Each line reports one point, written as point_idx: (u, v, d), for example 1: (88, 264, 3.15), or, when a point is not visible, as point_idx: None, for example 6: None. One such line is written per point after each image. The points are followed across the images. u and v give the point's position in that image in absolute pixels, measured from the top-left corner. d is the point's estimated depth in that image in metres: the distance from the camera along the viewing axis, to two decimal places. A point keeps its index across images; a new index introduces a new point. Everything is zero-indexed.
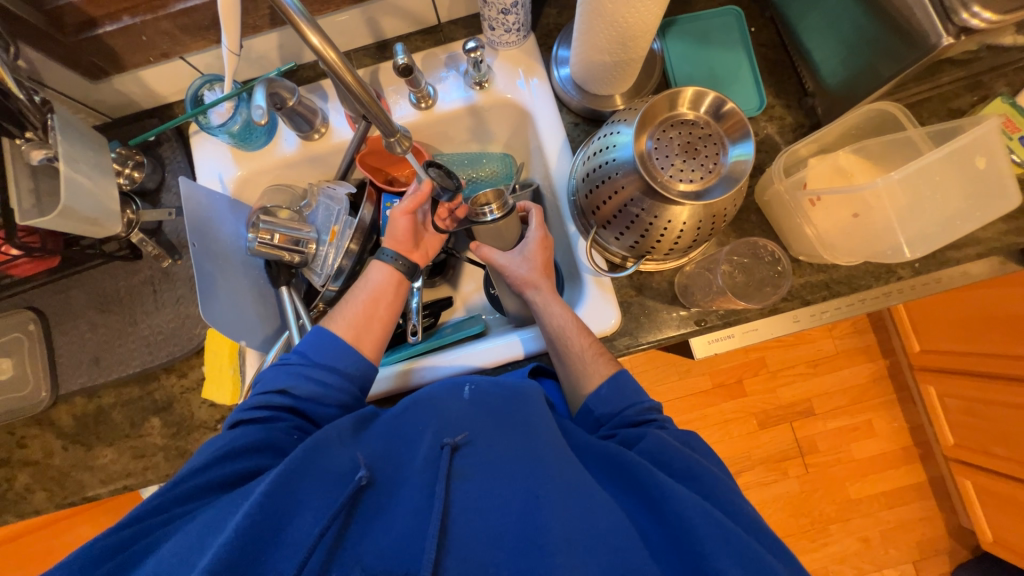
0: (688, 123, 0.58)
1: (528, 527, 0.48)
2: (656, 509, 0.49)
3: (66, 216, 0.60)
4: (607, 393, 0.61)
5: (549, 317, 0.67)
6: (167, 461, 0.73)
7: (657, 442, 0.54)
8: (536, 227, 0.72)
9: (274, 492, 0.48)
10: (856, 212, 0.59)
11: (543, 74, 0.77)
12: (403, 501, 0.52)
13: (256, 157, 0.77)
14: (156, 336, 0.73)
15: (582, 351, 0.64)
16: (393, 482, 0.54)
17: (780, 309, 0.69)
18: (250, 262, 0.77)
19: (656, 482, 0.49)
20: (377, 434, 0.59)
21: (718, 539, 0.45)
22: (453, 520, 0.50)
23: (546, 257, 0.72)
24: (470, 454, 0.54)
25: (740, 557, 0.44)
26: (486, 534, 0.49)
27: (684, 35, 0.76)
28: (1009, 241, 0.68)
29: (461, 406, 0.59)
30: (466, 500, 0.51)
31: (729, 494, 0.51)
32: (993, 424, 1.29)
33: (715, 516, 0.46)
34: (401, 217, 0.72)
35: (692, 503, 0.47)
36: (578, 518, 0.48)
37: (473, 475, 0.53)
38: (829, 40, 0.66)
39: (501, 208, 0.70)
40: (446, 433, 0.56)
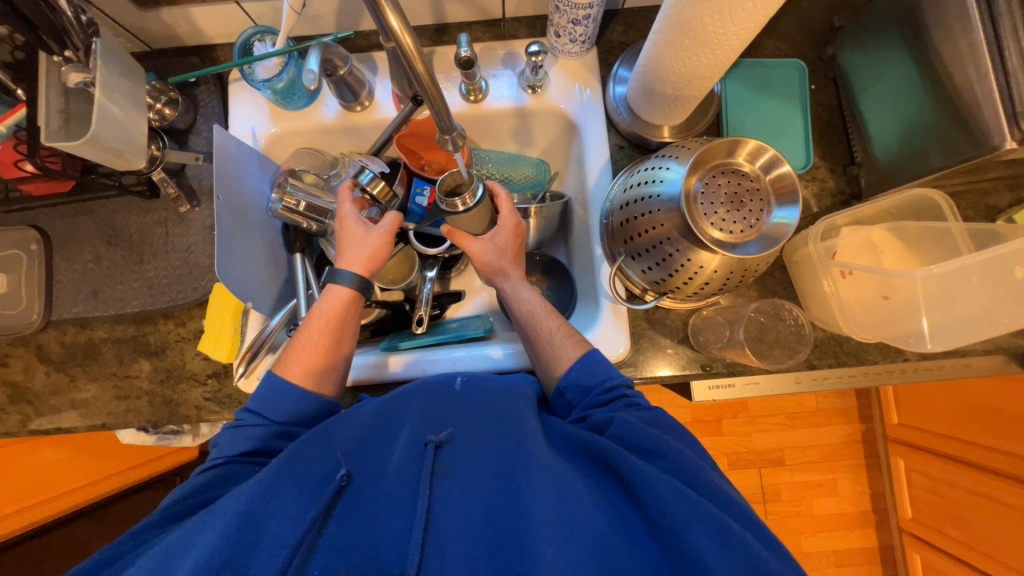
0: (739, 173, 0.58)
1: (510, 518, 0.48)
2: (630, 487, 0.48)
3: (93, 144, 0.58)
4: (577, 374, 0.60)
5: (518, 301, 0.67)
6: (151, 407, 0.72)
7: (629, 424, 0.52)
8: (506, 211, 0.68)
9: (260, 487, 0.48)
10: (885, 294, 0.61)
11: (598, 88, 0.76)
12: (385, 499, 0.51)
13: (294, 118, 0.75)
14: (161, 280, 0.72)
15: (552, 335, 0.64)
16: (373, 476, 0.54)
17: (788, 370, 0.69)
18: (268, 223, 0.75)
19: (627, 464, 0.48)
20: (356, 422, 0.58)
21: (687, 515, 0.43)
22: (437, 520, 0.49)
23: (518, 243, 0.69)
24: (456, 450, 0.54)
25: (709, 528, 0.43)
26: (471, 532, 0.48)
27: (744, 80, 0.75)
28: (1018, 343, 0.69)
29: (452, 401, 0.61)
30: (449, 496, 0.50)
31: (706, 470, 0.50)
32: (954, 506, 1.33)
33: (686, 492, 0.45)
34: (386, 241, 0.66)
35: (661, 480, 0.46)
36: (557, 504, 0.47)
37: (457, 471, 0.53)
38: (888, 115, 0.66)
39: (472, 196, 0.62)
40: (428, 430, 0.56)
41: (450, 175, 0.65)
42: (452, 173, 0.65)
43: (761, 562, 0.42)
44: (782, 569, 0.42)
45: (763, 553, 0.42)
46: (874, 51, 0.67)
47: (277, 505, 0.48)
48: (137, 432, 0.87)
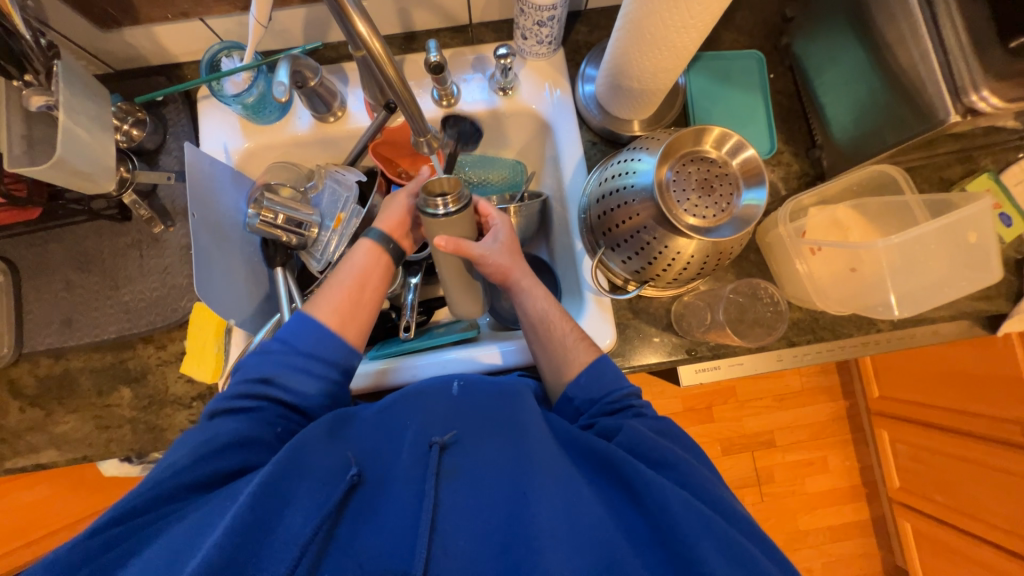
0: (708, 160, 0.60)
1: (517, 523, 0.48)
2: (638, 497, 0.50)
3: (58, 168, 0.56)
4: (587, 380, 0.61)
5: (534, 300, 0.67)
6: (134, 434, 0.70)
7: (641, 433, 0.54)
8: (497, 216, 0.68)
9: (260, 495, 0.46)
10: (853, 267, 0.63)
11: (567, 88, 0.78)
12: (391, 503, 0.51)
13: (267, 132, 0.75)
14: (137, 303, 0.70)
15: (565, 337, 0.64)
16: (377, 479, 0.53)
17: (768, 348, 0.71)
18: (247, 239, 0.75)
19: (641, 475, 0.49)
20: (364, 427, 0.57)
21: (697, 528, 0.45)
22: (443, 524, 0.49)
23: (515, 243, 0.68)
24: (462, 453, 0.54)
25: (718, 541, 0.45)
26: (477, 537, 0.48)
27: (706, 72, 0.78)
28: (980, 307, 0.73)
29: (450, 404, 0.59)
30: (456, 500, 0.50)
31: (711, 484, 0.52)
32: (938, 472, 1.37)
33: (696, 506, 0.47)
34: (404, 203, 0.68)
35: (673, 493, 0.48)
36: (566, 514, 0.48)
37: (463, 474, 0.52)
38: (842, 98, 0.70)
39: (456, 201, 0.57)
40: (433, 432, 0.55)
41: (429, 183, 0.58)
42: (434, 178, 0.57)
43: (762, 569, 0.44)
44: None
45: (763, 561, 0.45)
46: (824, 39, 0.70)
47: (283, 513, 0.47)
48: (120, 464, 0.84)
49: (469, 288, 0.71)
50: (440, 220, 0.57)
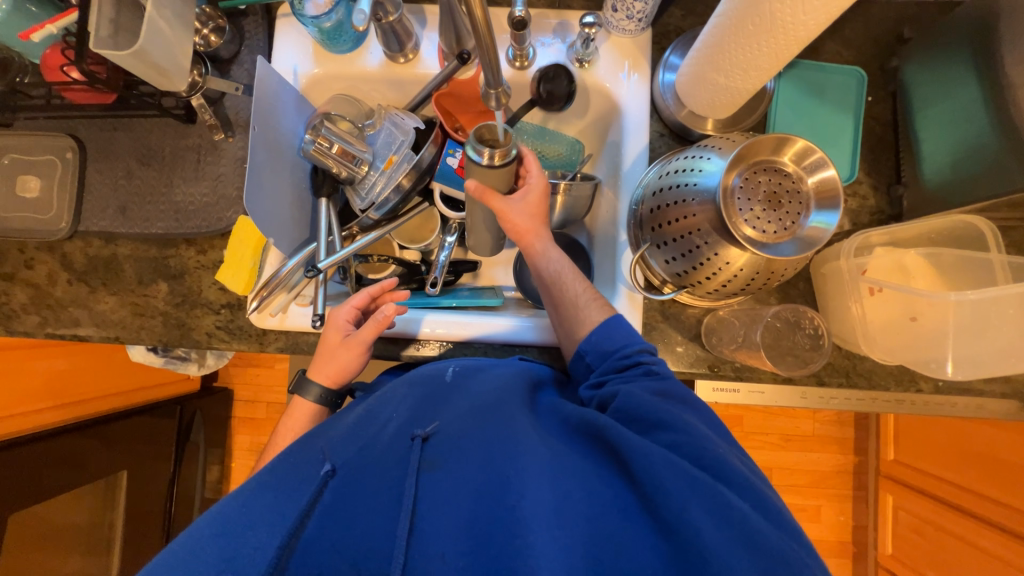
0: (782, 173, 0.56)
1: (497, 507, 0.48)
2: (625, 464, 0.49)
3: (139, 57, 0.58)
4: (598, 338, 0.60)
5: (546, 260, 0.66)
6: (164, 327, 0.73)
7: (635, 397, 0.53)
8: (534, 171, 0.65)
9: (242, 501, 0.52)
10: (913, 316, 0.59)
11: (647, 72, 0.74)
12: (371, 491, 0.52)
13: (338, 62, 0.75)
14: (187, 205, 0.72)
15: (577, 296, 0.64)
16: (357, 464, 0.54)
17: (796, 380, 0.68)
18: (299, 164, 0.75)
19: (625, 441, 0.48)
20: (344, 420, 0.60)
21: (684, 489, 0.45)
22: (422, 514, 0.49)
23: (544, 203, 0.67)
24: (442, 444, 0.54)
25: (706, 503, 0.44)
26: (459, 522, 0.48)
27: (799, 82, 0.72)
28: None
29: (446, 393, 0.61)
30: (435, 491, 0.50)
31: (712, 441, 0.50)
32: (936, 550, 1.32)
33: (682, 467, 0.46)
34: (356, 351, 0.66)
35: (657, 456, 0.47)
36: (548, 492, 0.48)
37: (443, 464, 0.52)
38: (944, 136, 0.64)
39: (501, 155, 0.58)
40: (416, 424, 0.57)
41: (481, 127, 0.58)
42: (487, 125, 0.58)
43: (754, 525, 0.43)
44: (781, 541, 0.44)
45: (752, 516, 0.44)
46: (942, 67, 0.64)
47: (271, 507, 0.51)
48: (147, 352, 0.89)
49: (490, 227, 0.73)
50: (484, 169, 0.58)
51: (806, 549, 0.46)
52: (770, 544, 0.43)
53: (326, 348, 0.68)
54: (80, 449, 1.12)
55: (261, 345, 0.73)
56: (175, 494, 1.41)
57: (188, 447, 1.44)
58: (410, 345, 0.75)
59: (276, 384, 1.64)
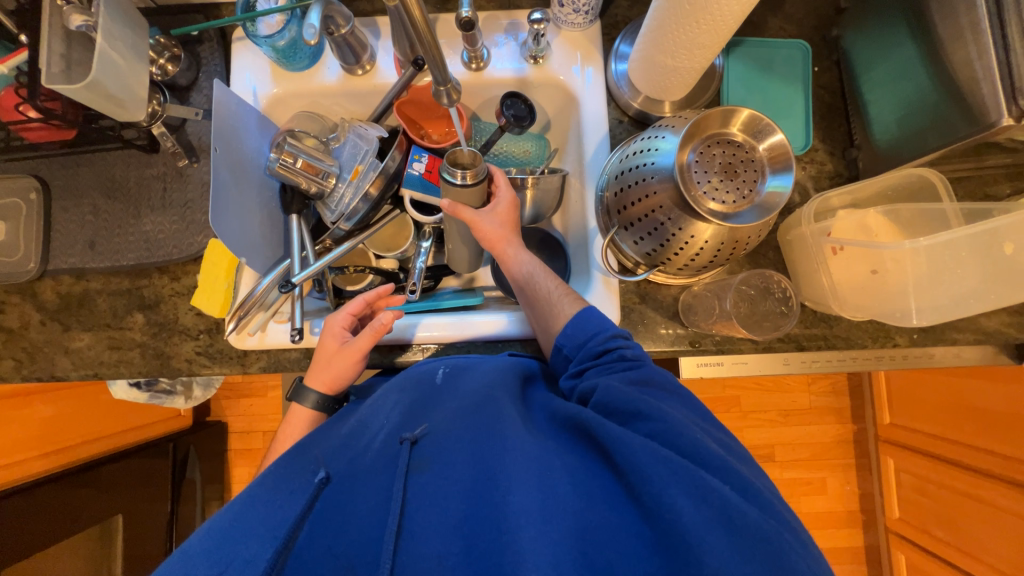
0: (734, 144, 0.58)
1: (484, 506, 0.47)
2: (608, 453, 0.48)
3: (92, 89, 0.58)
4: (572, 330, 0.61)
5: (518, 263, 0.68)
6: (142, 359, 0.72)
7: (612, 389, 0.53)
8: (503, 184, 0.68)
9: (232, 514, 0.49)
10: (874, 269, 0.60)
11: (600, 64, 0.76)
12: (358, 500, 0.50)
13: (296, 79, 0.76)
14: (157, 234, 0.72)
15: (549, 292, 0.65)
16: (347, 475, 0.53)
17: (776, 349, 0.69)
18: (266, 183, 0.75)
19: (606, 430, 0.48)
20: (339, 428, 0.59)
21: (663, 474, 0.44)
22: (410, 517, 0.48)
23: (513, 214, 0.69)
24: (429, 448, 0.53)
25: (685, 486, 0.43)
26: (446, 526, 0.46)
27: (747, 59, 0.75)
28: (1008, 333, 0.69)
29: (435, 392, 0.61)
30: (422, 493, 0.49)
31: (691, 428, 0.49)
32: (940, 507, 1.32)
33: (662, 453, 0.45)
34: (354, 361, 0.66)
35: (636, 443, 0.46)
36: (532, 485, 0.47)
37: (430, 467, 0.51)
38: (888, 96, 0.66)
39: (473, 175, 0.61)
40: (405, 427, 0.56)
41: (454, 152, 0.61)
42: (461, 149, 0.61)
43: (736, 508, 0.42)
44: (762, 520, 0.42)
45: (734, 500, 0.43)
46: (878, 32, 0.67)
47: (262, 518, 0.49)
48: (129, 389, 0.88)
49: (468, 240, 0.74)
50: (456, 189, 0.61)
51: (790, 531, 0.44)
52: (753, 525, 0.42)
53: (326, 352, 0.67)
54: (72, 496, 1.10)
55: (243, 366, 0.72)
56: (174, 534, 1.38)
57: (185, 485, 1.42)
58: (395, 351, 0.75)
59: (270, 412, 1.62)
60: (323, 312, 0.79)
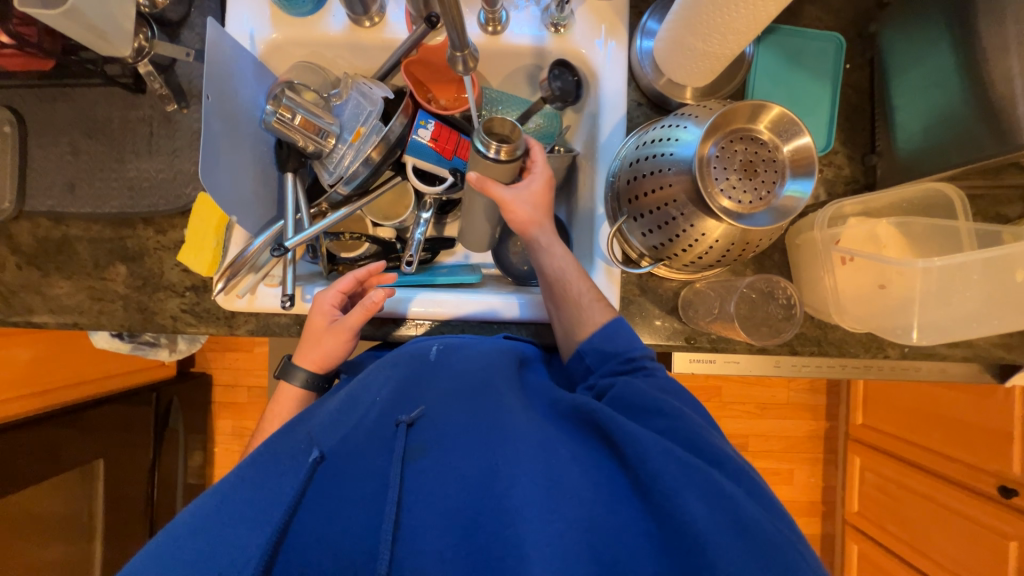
0: (758, 141, 0.55)
1: (487, 498, 0.46)
2: (618, 449, 0.48)
3: (73, 18, 0.53)
4: (600, 339, 0.59)
5: (550, 256, 0.65)
6: (125, 312, 0.70)
7: (630, 388, 0.53)
8: (540, 163, 0.65)
9: (219, 499, 0.48)
10: (882, 284, 0.60)
11: (624, 39, 0.71)
12: (355, 483, 0.49)
13: (297, 25, 0.70)
14: (142, 183, 0.68)
15: (580, 295, 0.63)
16: (342, 453, 0.51)
17: (769, 350, 0.69)
18: (261, 137, 0.71)
19: (618, 425, 0.48)
20: (330, 404, 0.57)
21: (677, 477, 0.44)
22: (410, 506, 0.47)
23: (548, 195, 0.66)
24: (427, 431, 0.52)
25: (700, 490, 0.43)
26: (447, 516, 0.46)
27: (777, 49, 0.71)
28: (997, 353, 0.70)
29: (430, 370, 0.59)
30: (422, 481, 0.48)
31: (700, 428, 0.50)
32: (898, 505, 1.39)
33: (674, 453, 0.45)
34: (344, 339, 0.65)
35: (650, 442, 0.46)
36: (539, 477, 0.47)
37: (429, 451, 0.50)
38: (918, 103, 0.64)
39: (510, 150, 0.59)
40: (400, 409, 0.54)
41: (490, 121, 0.59)
42: (498, 118, 0.59)
43: (747, 511, 0.43)
44: (771, 525, 0.43)
45: (744, 504, 0.44)
46: (918, 34, 0.63)
47: (256, 502, 0.47)
48: (111, 339, 0.85)
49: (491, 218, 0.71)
50: (489, 162, 0.59)
51: (792, 531, 0.45)
52: (763, 531, 0.42)
53: (314, 330, 0.66)
54: (52, 439, 1.09)
55: (230, 327, 0.70)
56: (156, 481, 1.39)
57: (168, 434, 1.42)
58: (388, 324, 0.73)
59: (256, 368, 1.61)
60: (315, 277, 0.77)
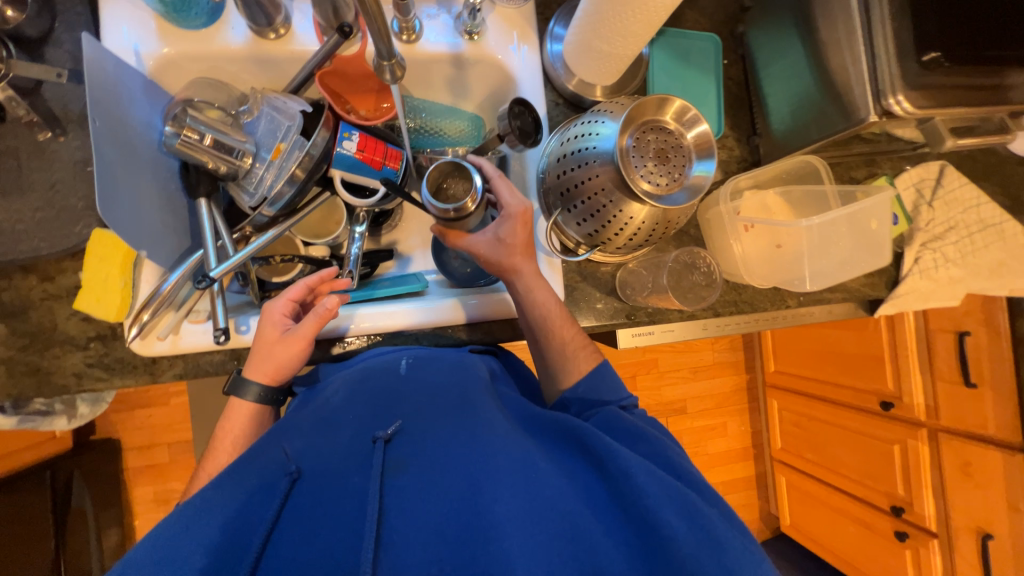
0: (666, 131, 0.62)
1: (471, 514, 0.45)
2: (599, 464, 0.50)
3: None
4: (584, 389, 0.63)
5: (533, 304, 0.64)
6: (11, 377, 0.59)
7: (613, 417, 0.58)
8: (505, 203, 0.63)
9: (182, 521, 0.44)
10: (779, 243, 0.72)
11: (535, 43, 0.75)
12: (332, 501, 0.46)
13: (191, 39, 0.65)
14: (14, 225, 0.59)
15: (565, 344, 0.64)
16: (321, 470, 0.49)
17: (698, 315, 0.77)
18: (162, 161, 0.65)
19: (603, 442, 0.50)
20: (305, 421, 0.54)
21: (660, 496, 0.46)
22: (390, 523, 0.44)
23: (525, 236, 0.64)
24: (405, 446, 0.51)
25: (678, 507, 0.46)
26: (429, 532, 0.44)
27: (668, 48, 0.80)
28: (864, 291, 0.85)
29: (401, 382, 0.58)
30: (403, 497, 0.46)
31: (673, 452, 0.55)
32: (811, 434, 1.62)
33: (655, 471, 0.48)
34: (298, 348, 0.61)
35: (636, 463, 0.48)
36: (520, 491, 0.46)
37: (409, 466, 0.49)
38: (782, 91, 0.76)
39: (445, 210, 0.60)
40: (377, 425, 0.52)
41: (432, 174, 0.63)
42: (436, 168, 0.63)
43: (715, 527, 0.46)
44: (740, 543, 0.46)
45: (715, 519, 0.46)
46: (774, 32, 0.75)
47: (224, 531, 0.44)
48: None
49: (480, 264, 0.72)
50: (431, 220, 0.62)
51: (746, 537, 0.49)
52: (731, 549, 0.45)
53: (263, 343, 0.61)
54: None
55: (152, 376, 0.63)
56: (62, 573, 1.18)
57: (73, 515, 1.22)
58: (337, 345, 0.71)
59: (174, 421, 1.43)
60: (246, 307, 0.71)
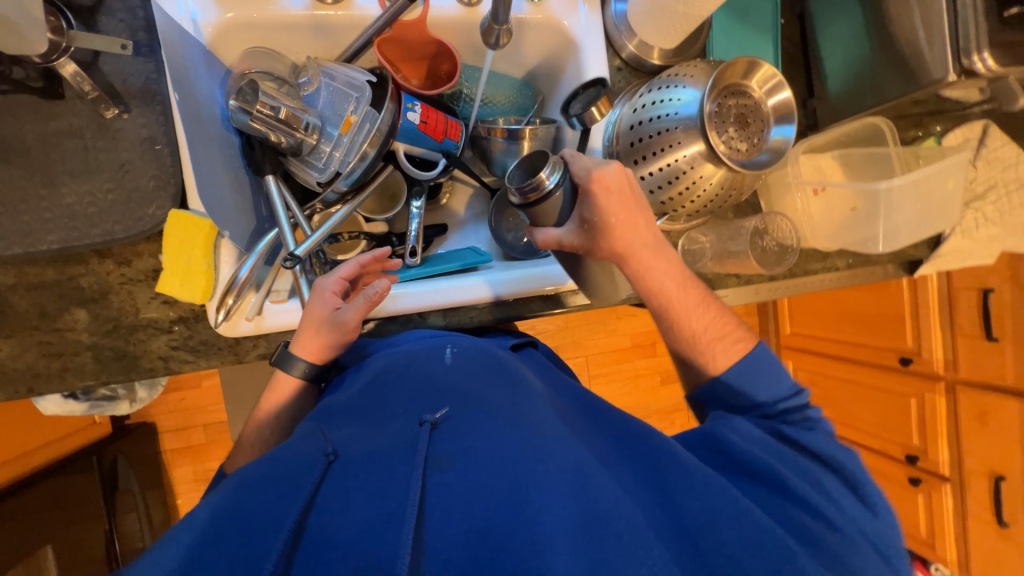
0: (749, 96, 0.62)
1: (523, 520, 0.39)
2: (669, 490, 0.44)
3: None
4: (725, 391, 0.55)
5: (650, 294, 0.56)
6: (98, 363, 0.59)
7: (711, 436, 0.50)
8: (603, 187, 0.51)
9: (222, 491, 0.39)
10: (854, 207, 0.77)
11: (597, 5, 0.73)
12: (376, 488, 0.40)
13: (247, 5, 0.61)
14: (86, 209, 0.56)
15: (698, 334, 0.56)
16: (365, 452, 0.43)
17: (753, 281, 0.79)
18: (227, 136, 0.65)
19: (680, 464, 0.45)
20: (349, 414, 0.49)
21: (741, 536, 0.40)
22: (436, 521, 0.39)
23: (629, 222, 0.52)
24: (456, 437, 0.45)
25: (761, 553, 0.39)
26: (473, 536, 0.38)
27: (727, 8, 0.78)
28: (910, 252, 0.87)
29: (449, 373, 0.53)
30: (450, 494, 0.40)
31: (775, 485, 0.46)
32: (826, 392, 1.68)
33: (738, 508, 0.41)
34: (346, 330, 0.58)
35: (716, 495, 0.42)
36: (577, 504, 0.40)
37: (459, 459, 0.43)
38: (842, 52, 0.75)
39: (532, 193, 0.51)
40: (427, 411, 0.47)
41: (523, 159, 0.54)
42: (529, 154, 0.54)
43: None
44: None
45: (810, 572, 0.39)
46: None
47: (252, 511, 0.37)
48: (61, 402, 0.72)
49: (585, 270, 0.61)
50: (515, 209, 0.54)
51: None
52: None
53: (309, 324, 0.58)
54: None
55: (237, 356, 0.63)
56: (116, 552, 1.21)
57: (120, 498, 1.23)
58: (410, 321, 0.71)
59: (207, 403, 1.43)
60: None
